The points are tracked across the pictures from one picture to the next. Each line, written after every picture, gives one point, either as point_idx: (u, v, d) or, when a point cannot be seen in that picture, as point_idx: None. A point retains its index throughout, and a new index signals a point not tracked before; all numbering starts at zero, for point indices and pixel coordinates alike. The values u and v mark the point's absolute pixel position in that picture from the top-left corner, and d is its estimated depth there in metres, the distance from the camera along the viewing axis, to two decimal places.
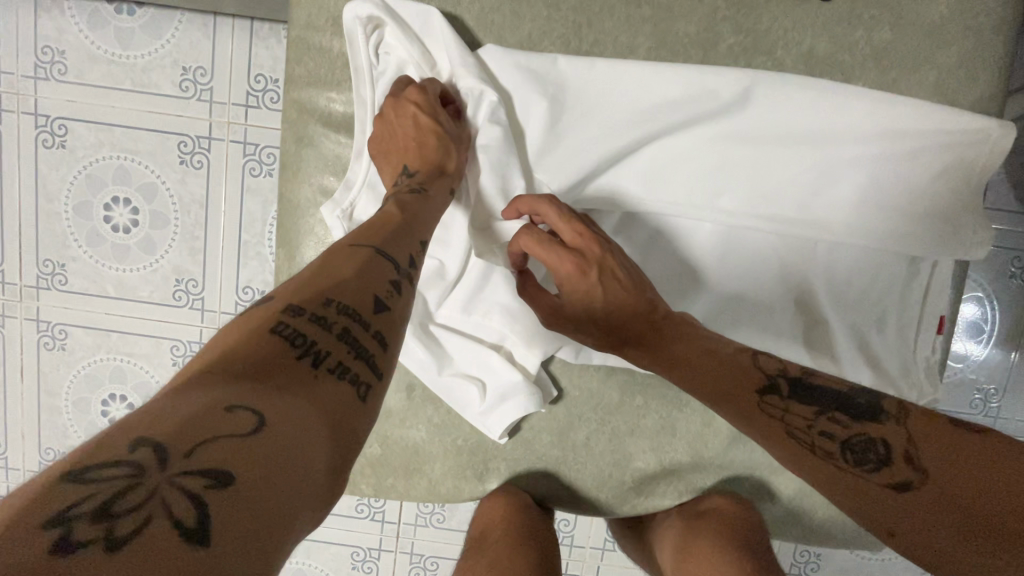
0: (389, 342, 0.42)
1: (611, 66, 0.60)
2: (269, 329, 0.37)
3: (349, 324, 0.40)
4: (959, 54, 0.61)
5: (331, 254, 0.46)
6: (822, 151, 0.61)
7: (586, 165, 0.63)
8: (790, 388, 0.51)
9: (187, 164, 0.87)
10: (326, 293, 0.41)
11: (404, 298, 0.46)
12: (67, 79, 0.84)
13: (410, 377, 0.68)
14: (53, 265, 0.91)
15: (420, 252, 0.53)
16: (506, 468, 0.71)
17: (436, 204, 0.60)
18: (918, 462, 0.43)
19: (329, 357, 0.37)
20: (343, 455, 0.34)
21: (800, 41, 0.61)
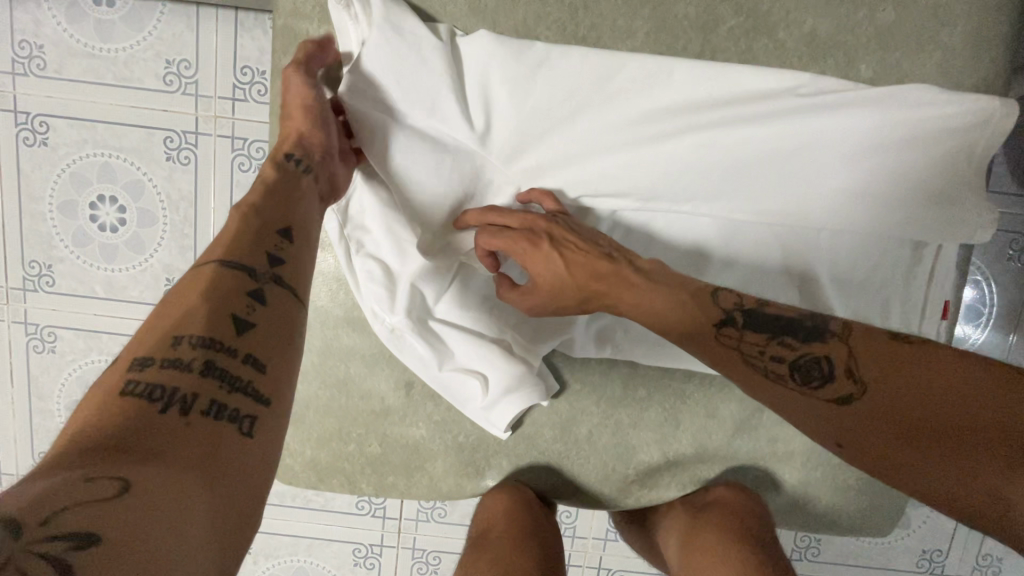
0: (264, 358, 0.42)
1: (600, 69, 0.59)
2: (118, 393, 0.36)
3: (211, 357, 0.39)
4: (964, 34, 0.60)
5: (175, 289, 0.44)
6: (823, 145, 0.59)
7: (578, 178, 0.62)
8: (744, 319, 0.52)
9: (174, 160, 0.85)
10: (172, 332, 0.40)
11: (276, 306, 0.45)
12: (47, 74, 0.82)
13: (408, 374, 0.67)
14: (40, 266, 0.89)
15: (285, 244, 0.49)
16: (508, 463, 0.70)
17: (288, 187, 0.53)
18: (857, 375, 0.47)
19: (198, 399, 0.37)
20: (233, 498, 0.36)
21: (802, 21, 0.59)
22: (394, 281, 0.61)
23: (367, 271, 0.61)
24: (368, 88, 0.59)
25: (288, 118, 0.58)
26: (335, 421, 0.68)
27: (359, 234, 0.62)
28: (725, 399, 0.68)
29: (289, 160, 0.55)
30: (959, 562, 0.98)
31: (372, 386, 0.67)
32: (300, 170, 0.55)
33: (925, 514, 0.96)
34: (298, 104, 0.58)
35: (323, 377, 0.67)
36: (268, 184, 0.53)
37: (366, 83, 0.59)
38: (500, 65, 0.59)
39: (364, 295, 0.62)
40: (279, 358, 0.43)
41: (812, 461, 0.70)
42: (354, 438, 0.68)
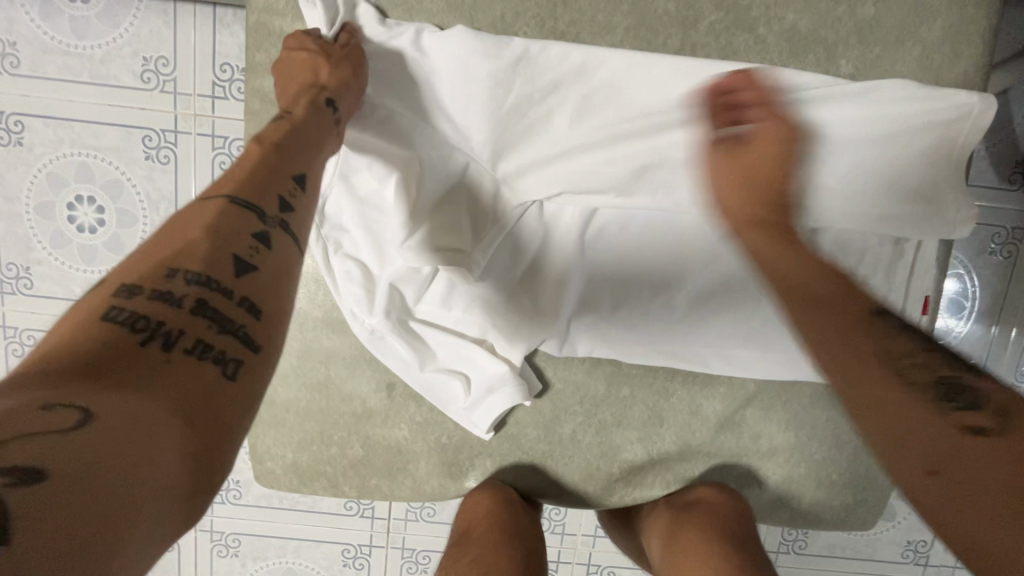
0: (261, 305, 0.40)
1: (576, 68, 0.59)
2: (100, 316, 0.35)
3: (203, 295, 0.38)
4: (944, 29, 0.59)
5: (183, 214, 0.42)
6: (806, 137, 0.59)
7: (557, 178, 0.61)
8: (898, 323, 0.46)
9: (153, 159, 0.83)
10: (169, 264, 0.38)
11: (279, 253, 0.43)
12: (20, 72, 0.80)
13: (390, 375, 0.66)
14: (17, 268, 0.87)
15: (296, 189, 0.48)
16: (492, 463, 0.69)
17: (309, 133, 0.52)
18: (1006, 419, 0.38)
19: (184, 336, 0.36)
20: (204, 441, 0.34)
21: (782, 16, 0.59)
22: (373, 281, 0.61)
23: (346, 271, 0.60)
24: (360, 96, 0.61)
25: (334, 59, 0.55)
26: (316, 424, 0.67)
27: (336, 234, 0.60)
28: (708, 397, 0.68)
29: (328, 106, 0.54)
30: (942, 552, 0.99)
31: (354, 389, 0.66)
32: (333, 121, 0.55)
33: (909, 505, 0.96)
34: (351, 59, 0.57)
35: (304, 380, 0.66)
36: (296, 123, 0.52)
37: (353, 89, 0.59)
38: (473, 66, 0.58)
39: (344, 296, 0.61)
40: (275, 310, 0.41)
41: (795, 458, 0.70)
42: (336, 441, 0.67)
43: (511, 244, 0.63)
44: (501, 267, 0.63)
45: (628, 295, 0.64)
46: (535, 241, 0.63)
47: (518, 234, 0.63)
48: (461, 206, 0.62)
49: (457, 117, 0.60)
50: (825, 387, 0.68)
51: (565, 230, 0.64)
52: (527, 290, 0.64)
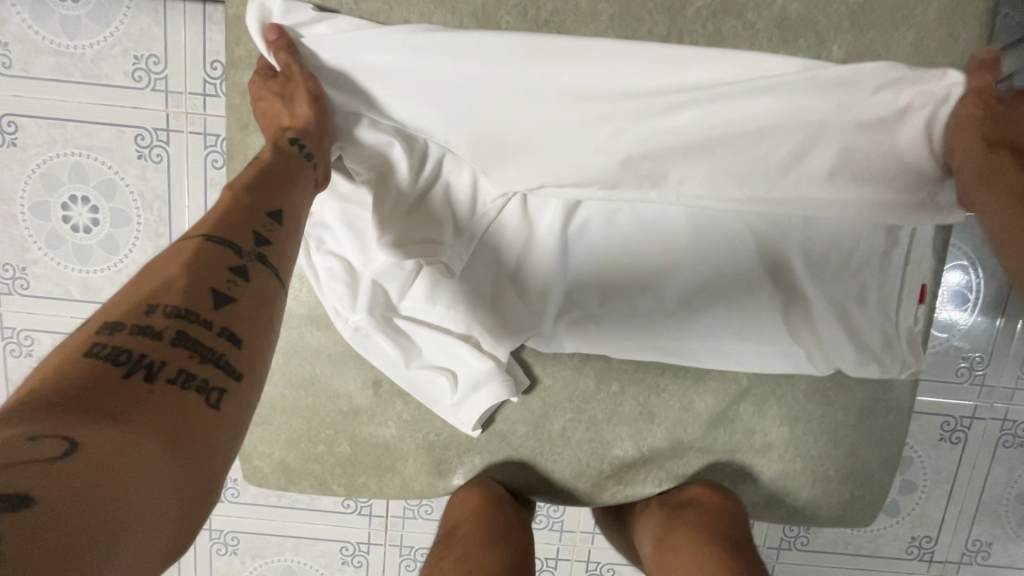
0: (241, 334, 0.40)
1: (557, 58, 0.57)
2: (82, 353, 0.34)
3: (184, 327, 0.38)
4: (941, 12, 0.57)
5: (161, 255, 0.42)
6: (794, 122, 0.57)
7: (538, 170, 0.59)
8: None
9: (145, 158, 0.83)
10: (149, 299, 0.38)
11: (257, 285, 0.43)
12: (12, 72, 0.80)
13: (377, 373, 0.65)
14: (13, 268, 0.87)
15: (273, 228, 0.47)
16: (481, 459, 0.69)
17: (280, 172, 0.51)
18: None
19: (166, 367, 0.35)
20: (191, 470, 0.34)
21: (772, 2, 0.57)
22: (356, 278, 0.60)
23: (329, 268, 0.59)
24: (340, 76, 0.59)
25: (291, 104, 0.56)
26: (304, 422, 0.66)
27: (320, 232, 0.60)
28: (699, 392, 0.67)
29: (294, 144, 0.54)
30: (947, 548, 0.97)
31: (341, 386, 0.65)
32: (303, 156, 0.54)
33: (913, 501, 0.95)
34: (305, 95, 0.57)
35: (291, 378, 0.65)
36: (264, 167, 0.51)
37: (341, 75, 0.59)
38: (447, 59, 0.57)
39: (327, 292, 0.61)
40: (254, 336, 0.41)
41: (790, 454, 0.69)
42: (325, 439, 0.67)
43: (493, 238, 0.62)
44: (484, 261, 0.62)
45: (614, 288, 0.63)
46: (519, 234, 0.62)
47: (501, 227, 0.62)
48: (440, 200, 0.60)
49: (432, 110, 0.59)
50: (820, 380, 0.67)
51: (548, 224, 0.62)
52: (512, 283, 0.63)
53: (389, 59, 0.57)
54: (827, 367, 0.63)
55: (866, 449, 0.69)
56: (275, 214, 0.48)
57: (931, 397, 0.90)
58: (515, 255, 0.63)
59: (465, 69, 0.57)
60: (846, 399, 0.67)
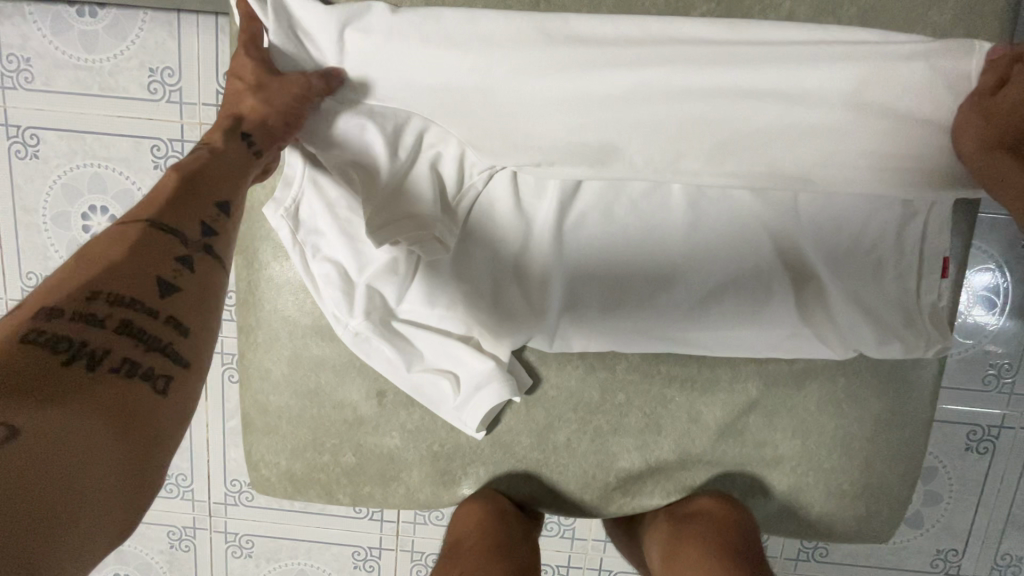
0: (187, 323, 0.42)
1: (546, 51, 0.54)
2: (19, 337, 0.35)
3: (128, 316, 0.39)
4: (957, 10, 0.55)
5: (103, 239, 0.43)
6: (803, 105, 0.54)
7: (535, 149, 0.57)
8: None
9: (161, 169, 0.84)
10: (92, 285, 0.39)
11: (205, 274, 0.45)
12: (35, 87, 0.82)
13: (380, 383, 0.65)
14: (37, 277, 0.90)
15: (221, 220, 0.49)
16: (485, 470, 0.68)
17: (232, 165, 0.52)
18: None
19: (109, 355, 0.37)
20: (141, 451, 0.36)
21: (780, 3, 0.55)
22: (353, 284, 0.60)
23: (324, 275, 0.60)
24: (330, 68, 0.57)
25: (260, 99, 0.55)
26: (310, 431, 0.67)
27: (314, 238, 0.60)
28: (707, 404, 0.66)
29: (247, 141, 0.54)
30: (974, 562, 0.94)
31: (345, 396, 0.66)
32: (252, 155, 0.54)
33: (937, 513, 0.91)
34: (285, 101, 0.54)
35: (296, 388, 0.66)
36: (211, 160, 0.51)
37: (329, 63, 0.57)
38: (441, 66, 0.55)
39: (325, 299, 0.61)
40: (203, 324, 0.43)
41: (803, 468, 0.67)
42: (330, 448, 0.67)
43: (482, 223, 0.61)
44: (483, 246, 0.61)
45: (625, 291, 0.61)
46: (516, 223, 0.60)
47: (489, 201, 0.60)
48: (424, 181, 0.58)
49: (423, 97, 0.56)
50: (833, 391, 0.65)
51: (545, 211, 0.60)
52: (515, 278, 0.61)
53: (383, 47, 0.55)
54: (846, 350, 0.62)
55: (883, 463, 0.66)
56: (224, 207, 0.49)
57: (956, 406, 0.86)
58: (515, 240, 0.61)
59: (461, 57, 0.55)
60: (861, 411, 0.65)
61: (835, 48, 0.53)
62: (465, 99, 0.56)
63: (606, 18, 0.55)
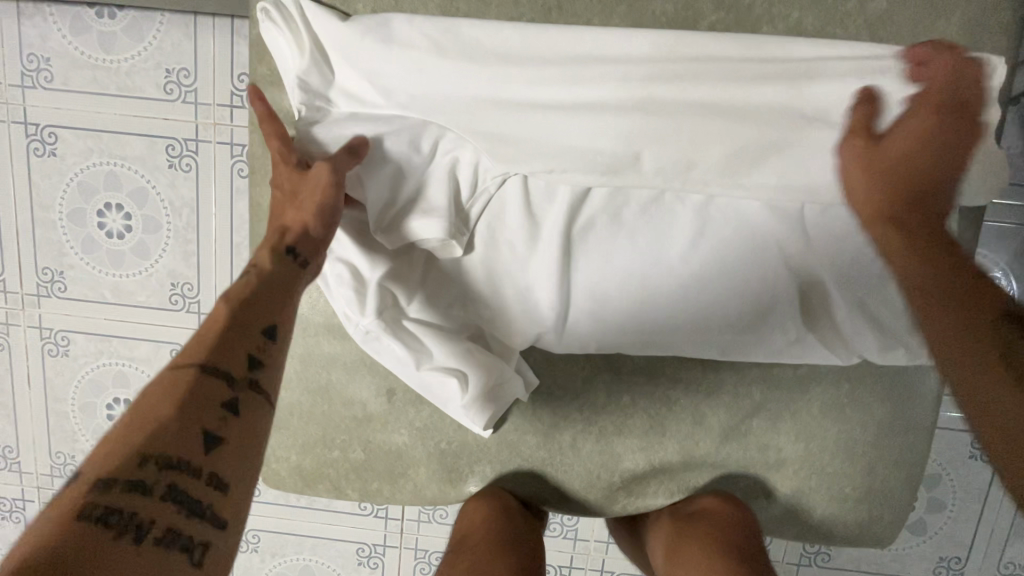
0: (227, 480, 0.45)
1: (559, 68, 0.56)
2: (81, 507, 0.39)
3: (176, 479, 0.42)
4: (962, 23, 0.56)
5: (156, 389, 0.47)
6: (804, 117, 0.56)
7: (545, 156, 0.58)
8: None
9: (176, 168, 0.86)
10: (144, 447, 0.42)
11: (246, 417, 0.49)
12: (54, 86, 0.84)
13: (390, 381, 0.67)
14: (52, 272, 0.92)
15: (263, 353, 0.52)
16: (491, 469, 0.69)
17: (275, 287, 0.56)
18: None
19: (155, 524, 0.41)
20: None
21: (787, 15, 0.57)
22: (363, 282, 0.60)
23: (337, 274, 0.61)
24: (347, 76, 0.58)
25: (300, 204, 0.57)
26: (320, 428, 0.68)
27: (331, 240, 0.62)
28: (711, 407, 0.67)
29: (290, 254, 0.57)
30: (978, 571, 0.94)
31: (354, 394, 0.67)
32: (297, 264, 0.57)
33: (942, 520, 0.92)
34: (314, 198, 0.56)
35: (307, 385, 0.67)
36: (261, 280, 0.55)
37: (347, 66, 0.58)
38: (456, 75, 0.56)
39: (337, 298, 0.62)
40: (240, 479, 0.46)
41: (806, 471, 0.68)
42: (339, 444, 0.68)
43: (494, 225, 0.61)
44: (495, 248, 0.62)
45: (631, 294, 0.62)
46: (524, 225, 0.61)
47: (500, 205, 0.61)
48: (440, 183, 0.60)
49: (435, 103, 0.57)
50: (837, 396, 0.66)
51: (554, 215, 0.61)
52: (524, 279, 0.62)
53: (398, 53, 0.56)
54: (848, 356, 0.63)
55: (886, 468, 0.67)
56: (269, 332, 0.54)
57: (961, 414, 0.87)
58: (522, 246, 0.61)
59: (473, 65, 0.56)
60: (865, 417, 0.66)
61: (840, 68, 0.55)
62: (477, 106, 0.57)
63: (614, 28, 0.56)
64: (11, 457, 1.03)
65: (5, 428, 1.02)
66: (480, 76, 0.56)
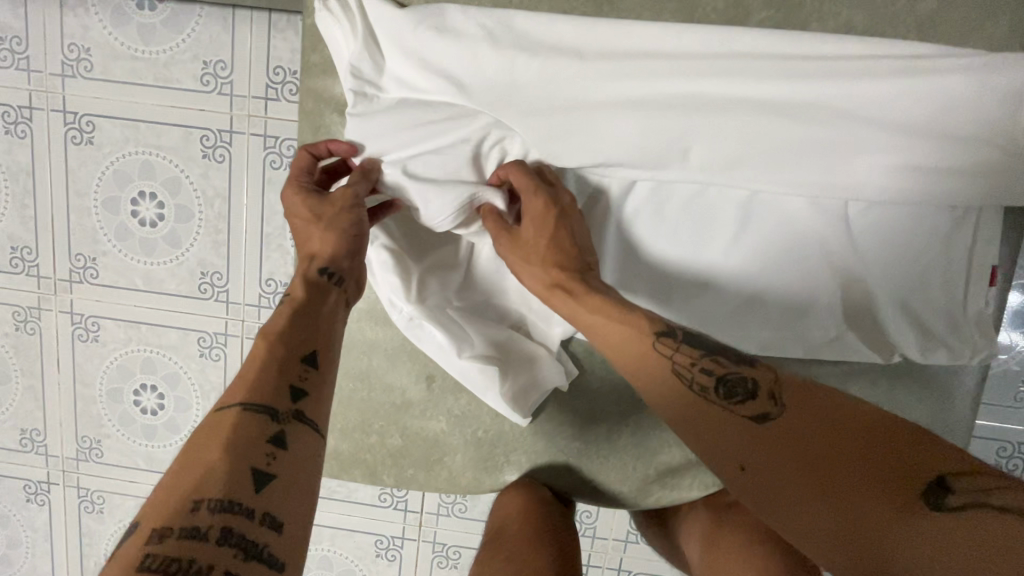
0: (281, 517, 0.43)
1: (603, 65, 0.57)
2: (136, 566, 0.38)
3: (228, 522, 0.41)
4: (1012, 24, 0.57)
5: (203, 433, 0.46)
6: (849, 118, 0.55)
7: (594, 150, 0.59)
8: (683, 335, 0.54)
9: (210, 158, 0.88)
10: (194, 494, 0.41)
11: (294, 450, 0.47)
12: (93, 76, 0.85)
13: (429, 368, 0.68)
14: (85, 259, 0.94)
15: (308, 374, 0.52)
16: (527, 459, 0.70)
17: (313, 308, 0.56)
18: (778, 398, 0.49)
19: (213, 570, 0.39)
20: None
21: (836, 13, 0.57)
22: (409, 270, 0.62)
23: (381, 261, 0.61)
24: (397, 67, 0.60)
25: (324, 230, 0.58)
26: (358, 413, 0.69)
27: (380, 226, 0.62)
28: None
29: (324, 274, 0.57)
30: None
31: (394, 380, 0.68)
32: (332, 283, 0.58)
33: None
34: (342, 220, 0.58)
35: (347, 370, 0.68)
36: (297, 305, 0.55)
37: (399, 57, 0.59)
38: (505, 69, 0.57)
39: (381, 283, 0.62)
40: (296, 514, 0.45)
41: None
42: (376, 429, 0.69)
43: None
44: None
45: (673, 286, 0.65)
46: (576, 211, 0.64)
47: None
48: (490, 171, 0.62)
49: (483, 94, 0.58)
50: (874, 392, 0.68)
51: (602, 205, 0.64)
52: None
53: (451, 45, 0.57)
54: (890, 354, 0.64)
55: None
56: (312, 352, 0.53)
57: (989, 422, 0.86)
58: None
59: (522, 59, 0.57)
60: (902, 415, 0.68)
61: (889, 66, 0.54)
62: (528, 100, 0.58)
63: (658, 24, 0.57)
64: (38, 440, 1.05)
65: (34, 412, 1.03)
66: (528, 70, 0.57)
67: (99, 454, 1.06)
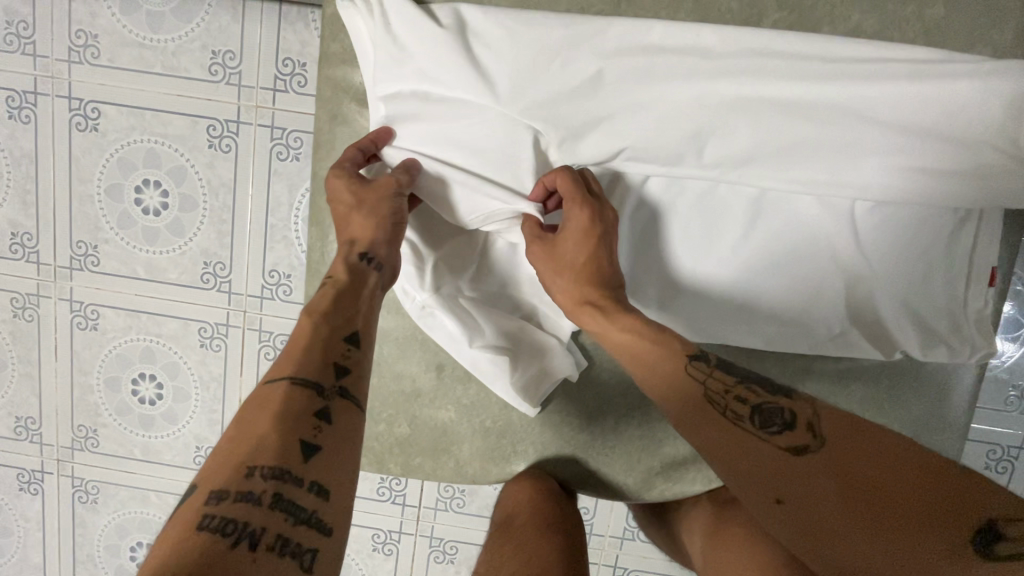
0: (329, 485, 0.44)
1: (619, 62, 0.58)
2: (195, 525, 0.39)
3: (279, 488, 0.42)
4: (1014, 33, 0.58)
5: (253, 406, 0.48)
6: (858, 119, 0.57)
7: (611, 143, 0.59)
8: (715, 361, 0.57)
9: (216, 148, 0.88)
10: (248, 461, 0.43)
11: (339, 426, 0.48)
12: (100, 62, 0.85)
13: (439, 357, 0.68)
14: (87, 246, 0.93)
15: (351, 352, 0.54)
16: (533, 450, 0.70)
17: (354, 292, 0.57)
18: (816, 430, 0.49)
19: (266, 532, 0.40)
20: None
21: (847, 17, 0.59)
22: (423, 258, 0.63)
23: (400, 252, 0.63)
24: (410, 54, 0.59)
25: (362, 216, 0.59)
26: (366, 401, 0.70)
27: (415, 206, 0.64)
28: None
29: (364, 259, 0.59)
30: None
31: (404, 368, 0.68)
32: (371, 268, 0.59)
33: None
34: (383, 208, 0.59)
35: None
36: (339, 288, 0.57)
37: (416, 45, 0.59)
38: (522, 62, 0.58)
39: None
40: (342, 484, 0.45)
41: None
42: (384, 417, 0.70)
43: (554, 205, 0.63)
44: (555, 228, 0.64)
45: (682, 282, 0.66)
46: None
47: None
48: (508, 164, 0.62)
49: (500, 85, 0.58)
50: (874, 387, 0.69)
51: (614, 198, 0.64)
52: None
53: (471, 38, 0.58)
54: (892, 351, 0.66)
55: None
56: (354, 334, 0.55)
57: (981, 425, 0.88)
58: None
59: (540, 53, 0.58)
60: (902, 412, 0.70)
61: (897, 70, 0.56)
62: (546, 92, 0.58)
63: (671, 24, 0.58)
64: (32, 429, 1.04)
65: (30, 400, 1.02)
66: (546, 64, 0.58)
67: (95, 444, 1.05)
